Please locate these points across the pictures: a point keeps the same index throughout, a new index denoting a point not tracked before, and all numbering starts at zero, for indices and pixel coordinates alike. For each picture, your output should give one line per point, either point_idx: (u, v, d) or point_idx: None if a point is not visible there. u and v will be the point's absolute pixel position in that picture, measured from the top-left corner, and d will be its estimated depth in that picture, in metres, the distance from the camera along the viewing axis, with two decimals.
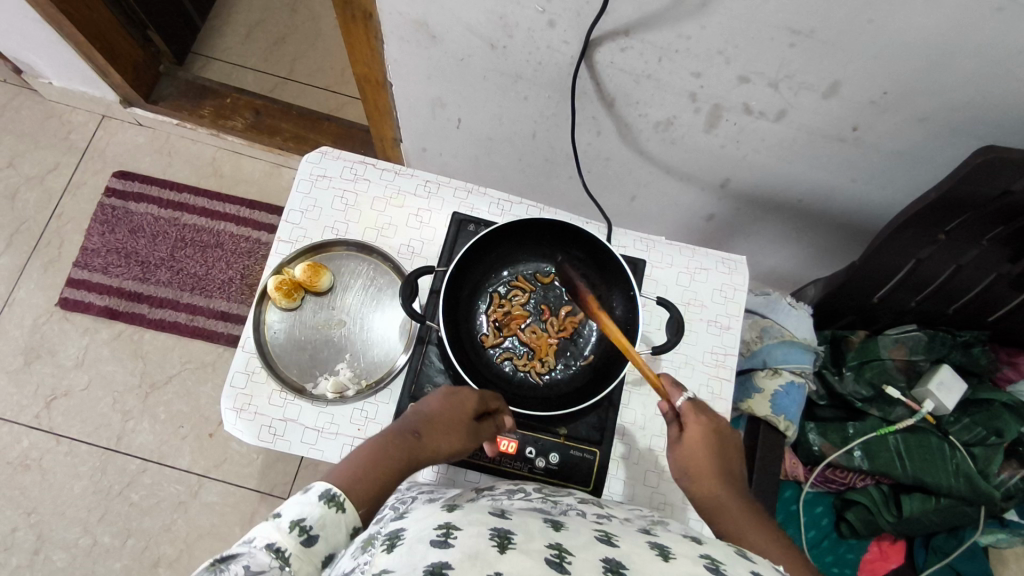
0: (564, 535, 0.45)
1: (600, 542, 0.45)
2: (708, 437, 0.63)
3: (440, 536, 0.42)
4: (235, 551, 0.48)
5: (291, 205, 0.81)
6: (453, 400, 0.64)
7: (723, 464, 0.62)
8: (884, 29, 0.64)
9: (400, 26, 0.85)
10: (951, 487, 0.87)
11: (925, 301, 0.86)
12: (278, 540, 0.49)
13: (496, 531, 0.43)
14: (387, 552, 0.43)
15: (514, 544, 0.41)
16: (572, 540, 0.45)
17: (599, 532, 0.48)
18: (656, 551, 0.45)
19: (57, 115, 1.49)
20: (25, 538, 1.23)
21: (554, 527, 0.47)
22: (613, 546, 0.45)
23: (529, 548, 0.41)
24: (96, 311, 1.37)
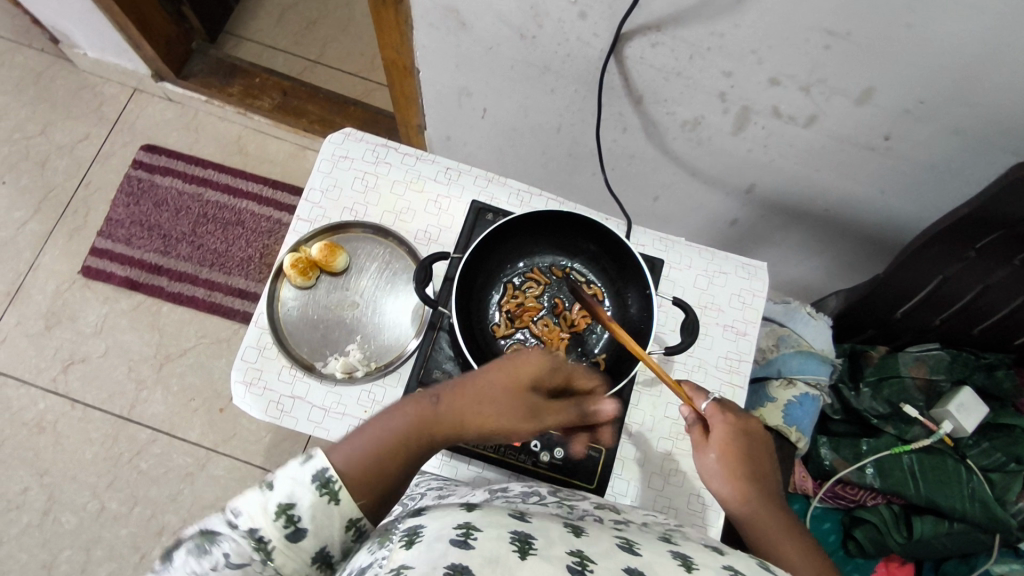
0: (587, 540, 0.46)
1: (621, 549, 0.45)
2: (740, 445, 0.61)
3: (460, 536, 0.42)
4: (219, 526, 0.47)
5: (311, 184, 0.81)
6: (505, 367, 0.56)
7: (755, 472, 0.60)
8: (924, 37, 0.62)
9: (430, 11, 0.84)
10: (965, 512, 0.84)
11: (949, 320, 0.84)
12: (262, 526, 0.47)
13: (516, 534, 0.43)
14: (405, 548, 0.43)
15: (535, 549, 0.42)
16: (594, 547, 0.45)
17: (618, 539, 0.48)
18: (679, 560, 0.45)
19: (90, 86, 1.51)
20: (36, 499, 1.26)
21: (574, 531, 0.47)
22: (636, 554, 0.45)
23: (551, 555, 0.41)
24: (117, 281, 1.39)
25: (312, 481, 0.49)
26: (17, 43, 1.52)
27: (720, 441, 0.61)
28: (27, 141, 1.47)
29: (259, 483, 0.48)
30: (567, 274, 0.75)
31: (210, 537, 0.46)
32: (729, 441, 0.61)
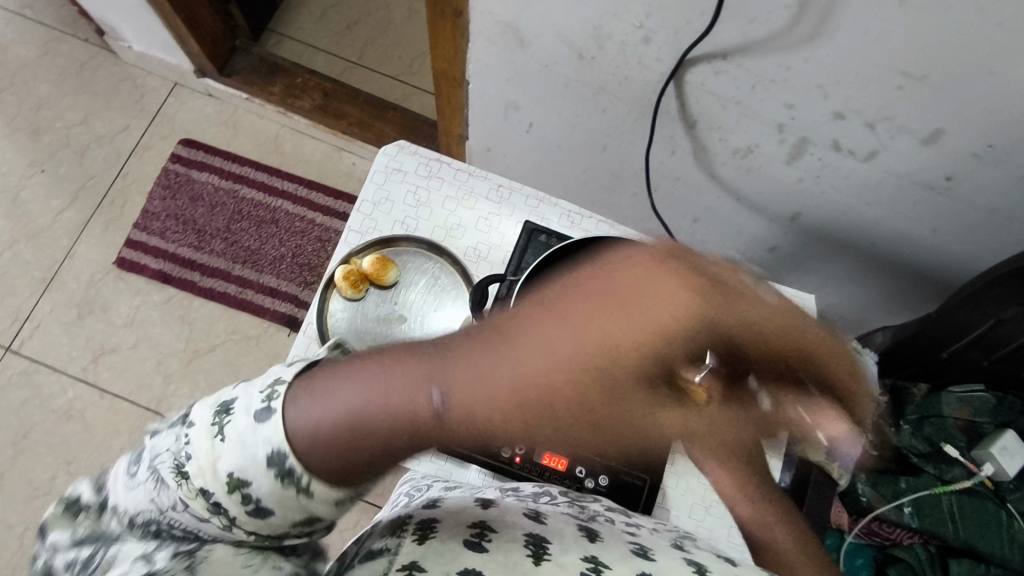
0: (602, 547, 0.48)
1: (635, 556, 0.48)
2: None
3: (475, 537, 0.46)
4: (176, 462, 0.38)
5: (364, 196, 0.81)
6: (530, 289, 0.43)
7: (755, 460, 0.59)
8: (1003, 81, 0.62)
9: (489, 26, 0.84)
10: (1003, 557, 0.83)
11: (997, 362, 0.83)
12: (215, 492, 0.37)
13: (531, 539, 0.47)
14: (416, 543, 0.45)
15: (550, 556, 0.45)
16: (607, 555, 0.47)
17: (630, 543, 0.50)
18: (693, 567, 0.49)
19: (131, 77, 1.53)
20: (63, 486, 1.27)
21: (589, 536, 0.49)
22: (649, 560, 0.48)
23: (563, 562, 0.45)
24: (150, 274, 1.40)
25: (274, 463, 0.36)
26: (62, 33, 1.53)
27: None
28: (68, 130, 1.49)
29: (217, 432, 0.37)
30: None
31: (161, 475, 0.38)
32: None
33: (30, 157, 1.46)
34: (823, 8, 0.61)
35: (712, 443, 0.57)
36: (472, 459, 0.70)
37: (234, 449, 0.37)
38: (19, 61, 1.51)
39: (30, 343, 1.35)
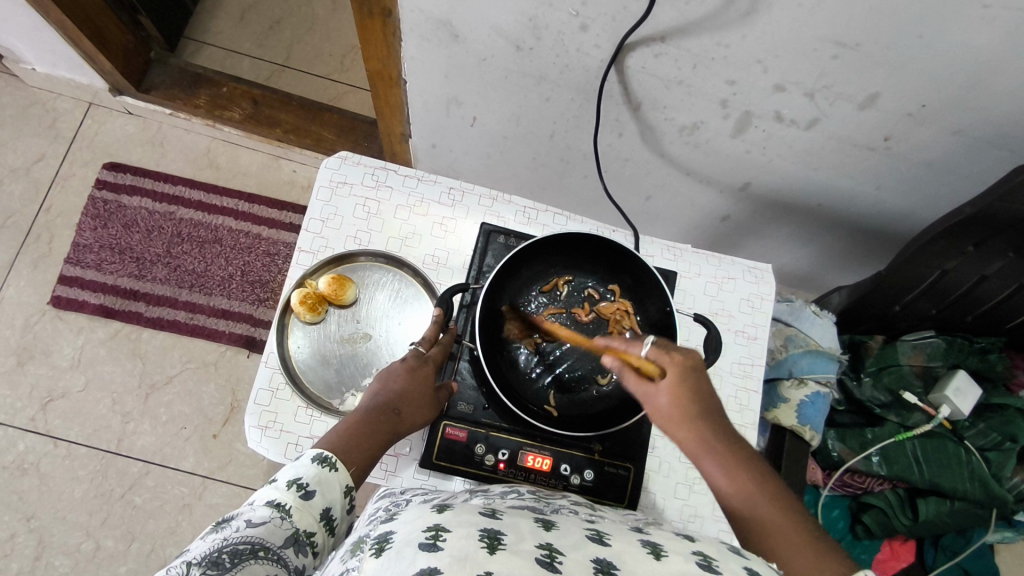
0: (556, 534, 0.44)
1: (590, 541, 0.44)
2: (691, 376, 0.57)
3: (429, 539, 0.40)
4: (238, 510, 0.48)
5: (311, 214, 0.78)
6: (415, 373, 0.63)
7: (706, 406, 0.57)
8: (932, 44, 0.63)
9: (421, 24, 0.81)
10: (966, 491, 0.88)
11: (945, 310, 0.87)
12: (277, 496, 0.49)
13: (485, 531, 0.41)
14: (375, 556, 0.41)
15: (504, 544, 0.40)
16: (562, 541, 0.43)
17: (588, 531, 0.47)
18: (648, 549, 0.44)
19: (40, 102, 1.42)
20: (26, 544, 1.21)
21: (544, 526, 0.46)
22: (605, 545, 0.44)
23: (519, 548, 0.40)
24: (90, 310, 1.32)
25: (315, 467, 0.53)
26: None
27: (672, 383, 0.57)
28: None
29: (268, 482, 0.51)
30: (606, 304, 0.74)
31: (227, 522, 0.47)
32: (682, 378, 0.57)
33: None
34: None
35: (663, 399, 0.57)
36: (455, 472, 0.69)
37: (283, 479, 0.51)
38: None
39: None
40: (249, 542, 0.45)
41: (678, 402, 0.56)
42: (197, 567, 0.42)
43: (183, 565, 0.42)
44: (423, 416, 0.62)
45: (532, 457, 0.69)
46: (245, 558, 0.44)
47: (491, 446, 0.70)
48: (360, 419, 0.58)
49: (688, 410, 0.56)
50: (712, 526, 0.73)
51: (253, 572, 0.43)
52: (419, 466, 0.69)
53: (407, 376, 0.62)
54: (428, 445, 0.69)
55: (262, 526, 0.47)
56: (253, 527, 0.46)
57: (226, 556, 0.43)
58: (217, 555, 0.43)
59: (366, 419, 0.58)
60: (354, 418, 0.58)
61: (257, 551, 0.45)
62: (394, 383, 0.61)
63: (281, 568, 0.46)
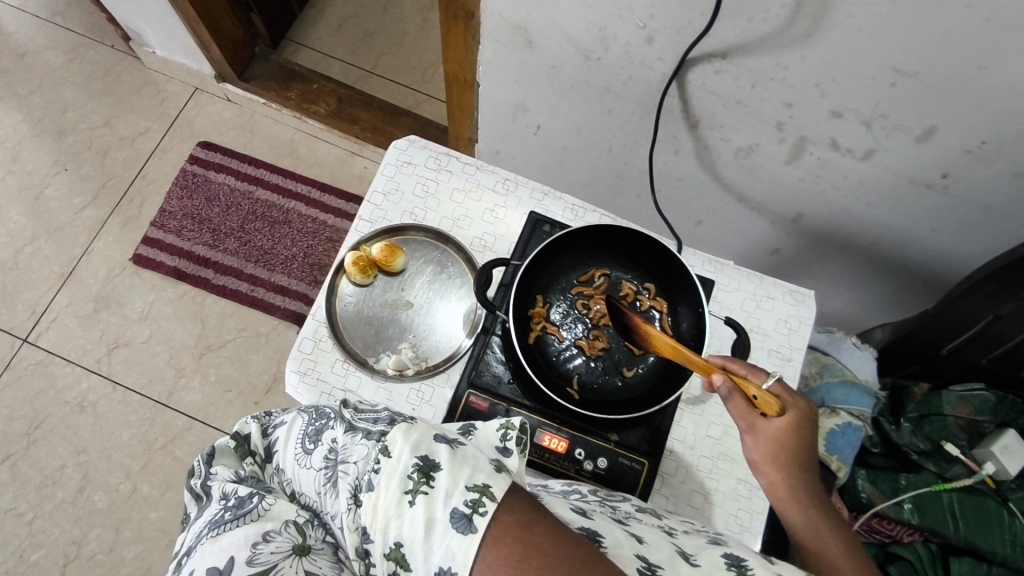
0: (648, 547, 0.50)
1: (681, 560, 0.49)
2: (805, 425, 0.63)
3: None
4: None
5: (375, 186, 0.84)
6: None
7: (804, 455, 0.63)
8: (994, 76, 0.64)
9: (499, 29, 0.87)
10: (1006, 556, 0.82)
11: (997, 361, 0.83)
12: None
13: (586, 531, 0.49)
14: None
15: (606, 546, 0.48)
16: (657, 554, 0.49)
17: (674, 546, 0.52)
18: (732, 565, 0.49)
19: (154, 82, 1.58)
20: (72, 476, 1.29)
21: (636, 538, 0.51)
22: (694, 565, 0.49)
23: (619, 555, 0.47)
24: (165, 270, 1.43)
25: (410, 430, 0.47)
26: (91, 40, 1.60)
27: (783, 426, 0.62)
28: (92, 131, 1.54)
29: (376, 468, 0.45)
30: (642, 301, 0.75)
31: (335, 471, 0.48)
32: (794, 422, 0.63)
33: (54, 157, 1.51)
34: (819, 5, 0.63)
35: (766, 439, 0.63)
36: None
37: (397, 426, 0.48)
38: (48, 65, 1.57)
39: (47, 335, 1.38)
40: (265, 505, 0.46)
41: (780, 444, 0.62)
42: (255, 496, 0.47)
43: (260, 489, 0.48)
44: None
45: (551, 436, 0.71)
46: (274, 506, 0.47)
47: None
48: None
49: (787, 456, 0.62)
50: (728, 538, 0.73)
51: None
52: None
53: None
54: (452, 410, 0.73)
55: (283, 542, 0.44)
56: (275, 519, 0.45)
57: None
58: None
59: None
60: None
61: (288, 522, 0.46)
62: None
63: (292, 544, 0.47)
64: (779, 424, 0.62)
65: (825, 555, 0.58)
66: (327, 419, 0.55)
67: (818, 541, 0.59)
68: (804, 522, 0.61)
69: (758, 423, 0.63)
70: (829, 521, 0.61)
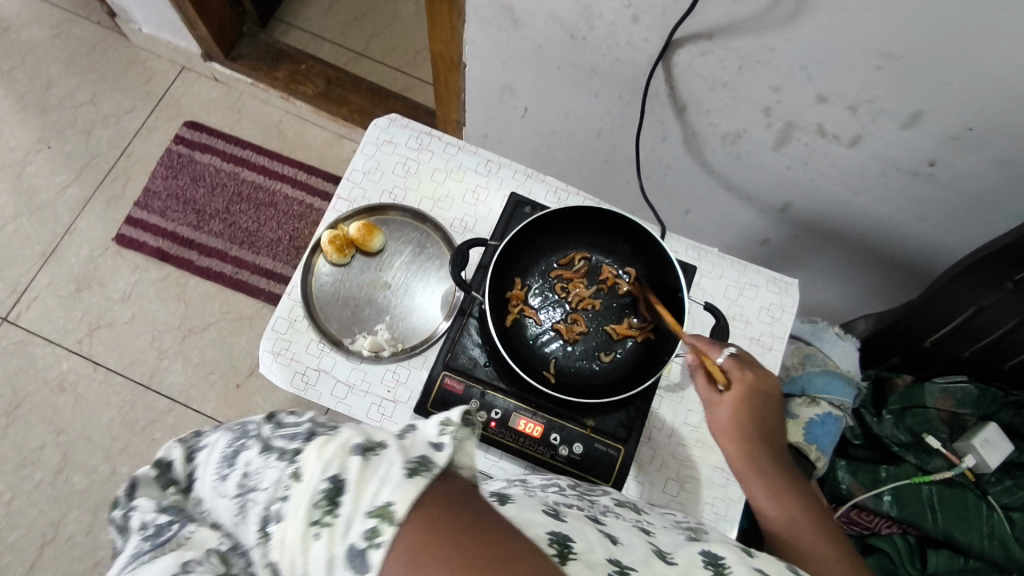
0: (622, 548, 0.46)
1: (655, 557, 0.47)
2: (756, 394, 0.62)
3: None
4: None
5: (354, 165, 0.82)
6: None
7: (763, 426, 0.62)
8: (981, 60, 0.62)
9: (484, 6, 0.86)
10: (983, 550, 0.82)
11: (979, 353, 0.83)
12: None
13: (554, 535, 0.44)
14: None
15: (575, 554, 0.42)
16: (631, 556, 0.46)
17: (649, 544, 0.49)
18: (710, 565, 0.47)
19: (141, 60, 1.56)
20: (51, 457, 1.28)
21: (610, 538, 0.47)
22: (669, 562, 0.47)
23: (589, 560, 0.42)
24: (148, 251, 1.42)
25: (325, 442, 0.37)
26: (76, 15, 1.57)
27: (739, 397, 0.62)
28: (76, 108, 1.51)
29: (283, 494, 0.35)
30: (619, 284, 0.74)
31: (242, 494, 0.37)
32: (747, 393, 0.62)
33: (37, 133, 1.49)
34: None
35: (725, 411, 0.62)
36: None
37: (314, 440, 0.37)
38: (33, 40, 1.55)
39: (28, 315, 1.36)
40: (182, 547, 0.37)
41: (738, 416, 0.61)
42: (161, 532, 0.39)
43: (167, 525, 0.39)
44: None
45: (525, 421, 0.70)
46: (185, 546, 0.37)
47: (485, 404, 0.71)
48: None
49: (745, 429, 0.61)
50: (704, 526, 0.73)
51: None
52: (414, 411, 0.72)
53: None
54: (426, 393, 0.72)
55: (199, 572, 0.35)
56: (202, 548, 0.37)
57: None
58: None
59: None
60: None
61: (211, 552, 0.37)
62: None
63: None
64: (734, 395, 0.62)
65: (781, 521, 0.57)
66: (246, 437, 0.41)
67: (780, 510, 0.58)
68: (766, 492, 0.59)
69: (715, 396, 0.63)
70: (790, 488, 0.59)
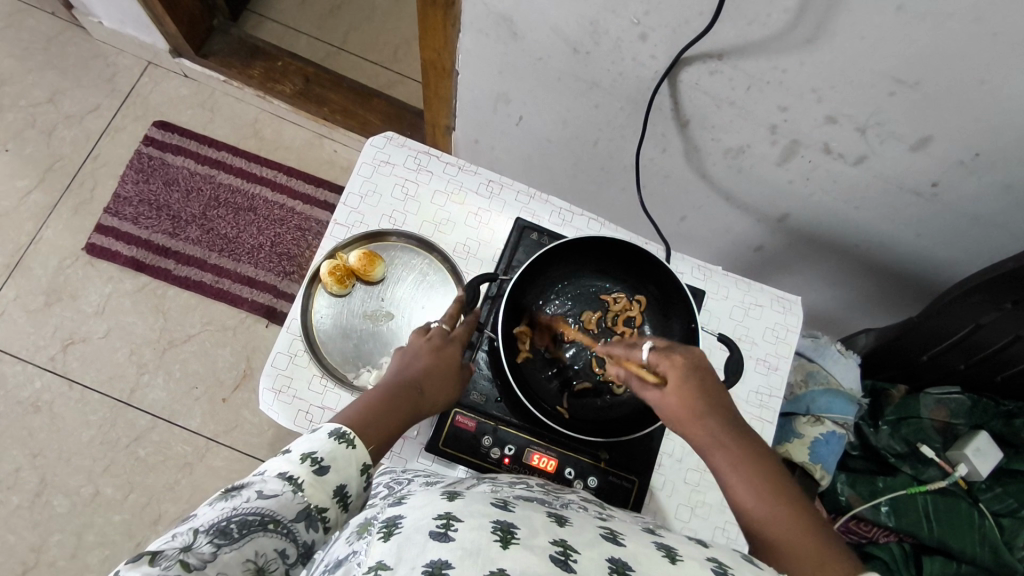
0: (570, 530, 0.43)
1: (604, 540, 0.43)
2: (694, 371, 0.57)
3: (441, 528, 0.39)
4: (249, 480, 0.46)
5: (351, 188, 0.79)
6: (440, 355, 0.63)
7: (712, 404, 0.55)
8: (997, 90, 0.62)
9: (482, 18, 0.82)
10: (975, 556, 0.85)
11: (973, 366, 0.85)
12: (290, 469, 0.47)
13: (498, 523, 0.41)
14: (383, 541, 0.40)
15: (517, 539, 0.39)
16: (576, 537, 0.42)
17: (601, 529, 0.45)
18: (663, 552, 0.43)
19: (102, 55, 1.46)
20: (28, 480, 1.23)
21: (558, 521, 0.44)
22: (619, 544, 0.43)
23: (533, 544, 0.39)
24: (121, 261, 1.35)
25: None
26: (29, 5, 1.47)
27: (676, 381, 0.56)
28: (34, 108, 1.42)
29: (281, 451, 0.49)
30: (636, 317, 0.73)
31: (236, 489, 0.45)
32: (682, 376, 0.56)
33: None
34: (824, 10, 0.60)
35: (669, 399, 0.56)
36: (460, 461, 0.69)
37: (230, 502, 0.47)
38: None
39: None
40: (259, 514, 0.43)
41: (683, 399, 0.55)
42: (203, 536, 0.41)
43: (188, 533, 0.41)
44: (444, 397, 0.62)
45: (539, 456, 0.69)
46: (254, 530, 0.43)
47: (498, 441, 0.70)
48: (383, 395, 0.57)
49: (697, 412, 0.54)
50: None
51: (260, 546, 0.42)
52: (425, 450, 0.70)
53: (434, 356, 0.62)
54: (437, 431, 0.69)
55: (273, 499, 0.45)
56: (264, 499, 0.44)
57: (234, 526, 0.42)
58: (225, 524, 0.42)
59: (388, 395, 0.57)
60: (377, 394, 0.57)
61: (266, 525, 0.43)
62: (418, 362, 0.61)
63: (290, 543, 0.44)
64: (672, 381, 0.56)
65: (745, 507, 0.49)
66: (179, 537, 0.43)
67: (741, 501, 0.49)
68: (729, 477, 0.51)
69: (658, 390, 0.57)
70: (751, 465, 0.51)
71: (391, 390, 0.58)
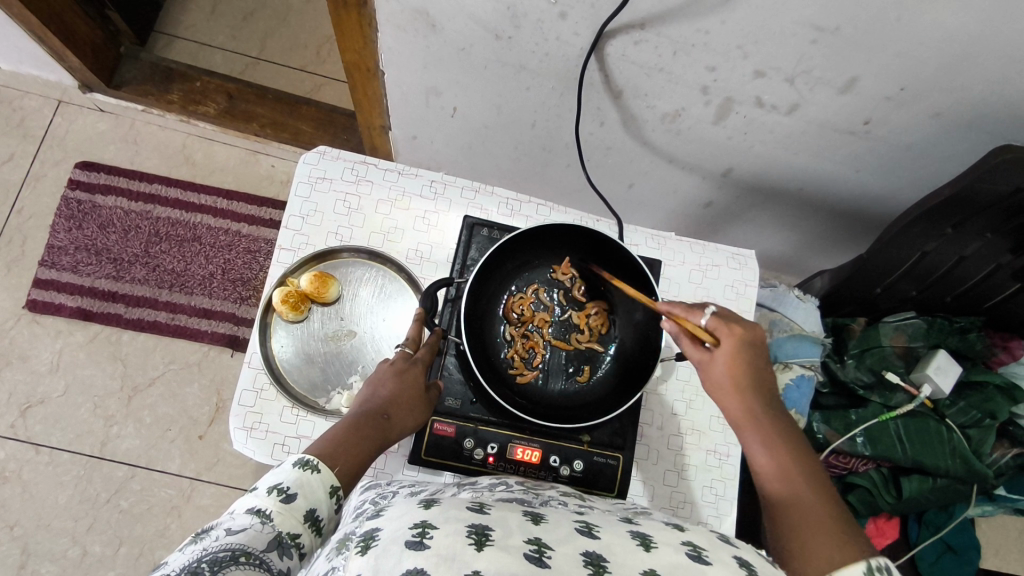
0: (545, 527, 0.43)
1: (579, 534, 0.43)
2: (749, 348, 0.59)
3: (415, 537, 0.38)
4: (218, 519, 0.46)
5: (291, 210, 0.76)
6: (405, 377, 0.63)
7: (760, 384, 0.59)
8: (911, 26, 0.63)
9: (397, 14, 0.79)
10: (949, 468, 0.90)
11: (926, 291, 0.88)
12: (261, 503, 0.47)
13: (472, 527, 0.40)
14: (360, 554, 0.39)
15: (492, 540, 0.38)
16: (551, 534, 0.42)
17: (576, 523, 0.45)
18: (636, 540, 0.43)
19: (6, 99, 1.38)
20: (10, 553, 1.19)
21: (533, 520, 0.44)
22: (594, 537, 0.43)
23: (506, 544, 0.38)
24: (68, 313, 1.29)
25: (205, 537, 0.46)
26: None
27: (730, 354, 0.59)
28: None
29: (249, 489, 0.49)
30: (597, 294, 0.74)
31: (207, 532, 0.45)
32: (738, 350, 0.59)
33: None
34: None
35: (721, 367, 0.59)
36: (444, 466, 0.69)
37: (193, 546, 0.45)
38: None
39: None
40: (230, 549, 0.43)
41: (735, 371, 0.59)
42: None
43: None
44: (411, 421, 0.62)
45: (522, 448, 0.70)
46: (225, 565, 0.42)
47: (480, 440, 0.70)
48: (347, 425, 0.56)
49: (745, 386, 0.58)
50: (702, 511, 0.74)
51: None
52: (409, 462, 0.70)
53: (397, 381, 0.62)
54: (418, 441, 0.69)
55: (243, 534, 0.45)
56: (234, 534, 0.44)
57: (206, 566, 0.41)
58: (196, 564, 0.41)
59: (354, 426, 0.56)
60: (342, 425, 0.57)
61: (239, 557, 0.43)
62: (383, 389, 0.61)
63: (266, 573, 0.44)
64: (726, 350, 0.59)
65: (786, 499, 0.53)
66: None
67: (782, 486, 0.53)
68: (768, 461, 0.55)
69: (709, 356, 0.60)
70: (791, 454, 0.55)
71: (358, 418, 0.57)
